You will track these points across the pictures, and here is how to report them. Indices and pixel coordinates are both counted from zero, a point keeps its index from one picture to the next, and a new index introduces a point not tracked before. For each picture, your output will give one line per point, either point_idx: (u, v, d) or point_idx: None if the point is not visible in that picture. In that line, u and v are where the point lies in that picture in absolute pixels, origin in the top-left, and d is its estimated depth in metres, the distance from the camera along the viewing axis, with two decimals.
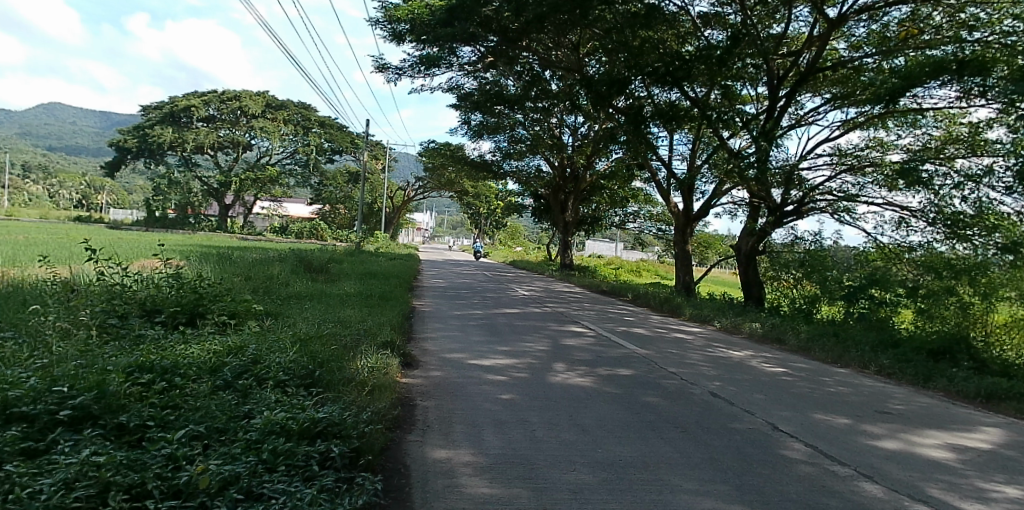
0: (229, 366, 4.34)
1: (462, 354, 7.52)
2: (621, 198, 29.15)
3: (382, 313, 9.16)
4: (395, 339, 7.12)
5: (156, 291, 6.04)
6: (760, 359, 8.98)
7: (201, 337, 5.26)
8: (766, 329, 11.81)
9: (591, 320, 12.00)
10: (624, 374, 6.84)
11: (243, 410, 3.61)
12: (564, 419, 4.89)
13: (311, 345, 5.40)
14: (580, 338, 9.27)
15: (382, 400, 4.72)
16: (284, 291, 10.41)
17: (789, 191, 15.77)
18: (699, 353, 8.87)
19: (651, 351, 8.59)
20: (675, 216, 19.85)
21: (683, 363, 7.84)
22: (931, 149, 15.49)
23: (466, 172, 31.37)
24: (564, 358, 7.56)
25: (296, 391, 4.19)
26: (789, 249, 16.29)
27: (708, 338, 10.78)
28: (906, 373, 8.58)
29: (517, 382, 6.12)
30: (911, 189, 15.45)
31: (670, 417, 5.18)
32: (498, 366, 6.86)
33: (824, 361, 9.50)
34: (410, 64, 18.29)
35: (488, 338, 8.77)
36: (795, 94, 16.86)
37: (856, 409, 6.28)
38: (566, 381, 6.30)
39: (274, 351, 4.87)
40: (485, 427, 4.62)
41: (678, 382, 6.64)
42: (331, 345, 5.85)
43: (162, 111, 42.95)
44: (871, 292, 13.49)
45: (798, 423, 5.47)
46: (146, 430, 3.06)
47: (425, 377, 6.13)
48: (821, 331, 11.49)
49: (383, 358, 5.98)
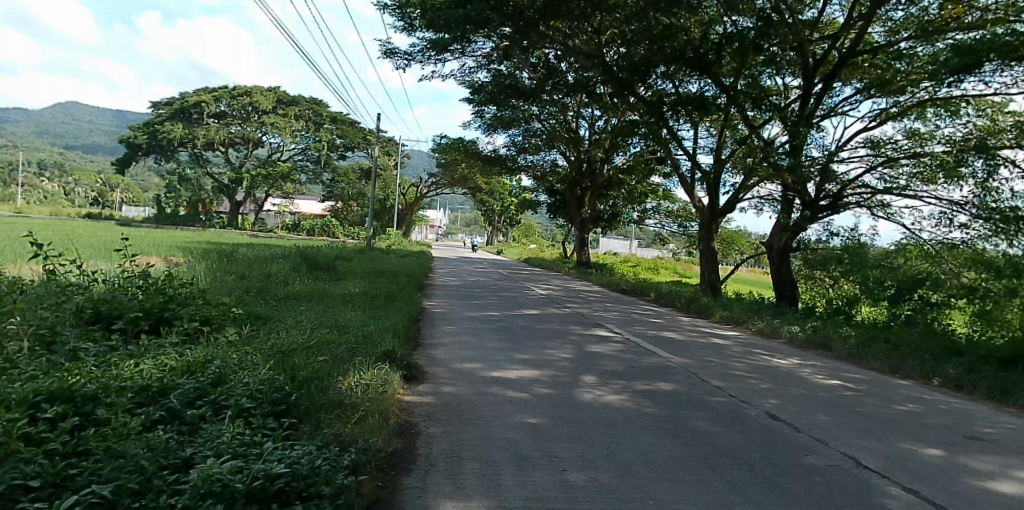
0: (180, 389, 3.44)
1: (475, 364, 6.56)
2: (639, 194, 28.15)
3: (387, 317, 8.24)
4: (397, 348, 6.16)
5: (116, 295, 5.12)
6: (811, 369, 7.95)
7: (159, 349, 4.37)
8: (808, 333, 10.76)
9: (616, 323, 11.03)
10: (664, 390, 5.86)
11: (183, 455, 2.72)
12: (600, 455, 3.94)
13: (294, 359, 4.49)
14: (609, 344, 8.29)
15: (374, 432, 3.78)
16: (280, 291, 9.51)
17: (824, 184, 14.68)
18: (743, 362, 7.84)
19: (689, 360, 7.59)
20: (699, 211, 18.77)
21: (728, 375, 6.84)
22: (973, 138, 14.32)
23: (479, 167, 30.40)
24: (593, 369, 6.60)
25: (261, 425, 3.28)
26: (824, 245, 15.11)
27: (748, 343, 9.74)
28: (979, 386, 7.51)
29: (541, 400, 5.17)
30: (954, 182, 14.35)
31: (731, 452, 4.22)
32: (518, 380, 5.89)
33: (881, 372, 8.46)
34: (420, 52, 17.35)
35: (505, 344, 7.83)
36: (830, 85, 15.72)
37: (943, 436, 5.27)
38: (599, 399, 5.33)
39: (244, 367, 3.96)
40: (504, 466, 3.67)
41: (729, 401, 5.65)
42: (318, 357, 4.91)
43: (173, 107, 42.40)
44: (920, 292, 12.45)
45: (883, 456, 4.48)
46: (26, 497, 2.22)
47: (433, 394, 5.20)
48: (870, 335, 10.42)
49: (383, 373, 5.04)
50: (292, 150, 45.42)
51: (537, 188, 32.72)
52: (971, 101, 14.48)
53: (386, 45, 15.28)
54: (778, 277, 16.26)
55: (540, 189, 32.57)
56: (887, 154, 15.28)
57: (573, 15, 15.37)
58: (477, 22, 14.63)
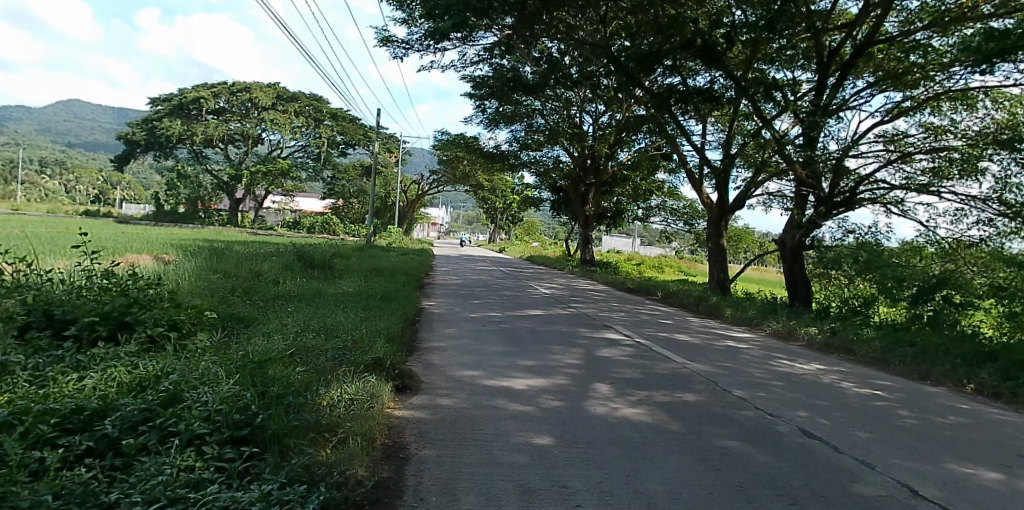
0: (122, 411, 2.90)
1: (475, 372, 5.98)
2: (643, 191, 27.61)
3: (382, 319, 7.67)
4: (390, 355, 5.60)
5: (71, 297, 4.57)
6: (838, 376, 7.36)
7: (111, 360, 3.83)
8: (828, 336, 10.15)
9: (625, 325, 10.49)
10: (685, 402, 5.30)
11: (104, 502, 2.21)
12: (618, 486, 3.38)
13: (268, 370, 3.95)
14: (619, 348, 7.75)
15: (355, 459, 3.22)
16: (269, 291, 9.00)
17: (838, 180, 14.14)
18: (764, 369, 7.27)
19: (707, 367, 7.01)
20: (708, 207, 18.20)
21: (751, 385, 6.25)
22: (990, 133, 13.71)
23: (481, 163, 29.91)
24: (604, 377, 6.04)
25: (215, 456, 2.73)
26: (838, 243, 14.48)
27: (766, 347, 9.14)
28: (1019, 394, 6.93)
29: (548, 415, 4.63)
30: (970, 178, 13.75)
31: (768, 480, 3.66)
32: (522, 391, 5.31)
33: (911, 378, 7.88)
34: (419, 43, 16.76)
35: (507, 349, 7.26)
36: (845, 76, 15.04)
37: (999, 455, 4.71)
38: (612, 412, 4.79)
39: (204, 382, 3.42)
40: (507, 501, 3.11)
41: (757, 414, 5.10)
42: (296, 369, 4.35)
43: (171, 103, 41.88)
44: (944, 292, 11.81)
45: (940, 483, 3.91)
46: None
47: (429, 408, 4.64)
48: (893, 338, 9.85)
49: (371, 385, 4.49)
50: (291, 147, 44.96)
51: (539, 184, 32.09)
52: (989, 94, 13.87)
53: (384, 33, 14.65)
54: (791, 277, 15.55)
55: (544, 186, 31.92)
56: (903, 149, 14.64)
57: (578, 4, 14.77)
58: (477, 9, 13.96)
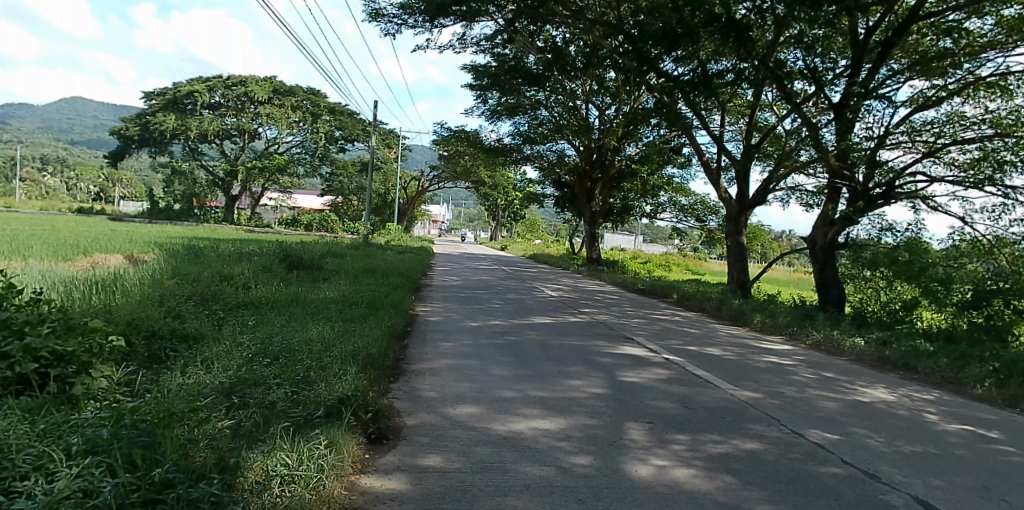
0: None
1: (473, 408, 4.70)
2: (652, 186, 26.31)
3: (361, 334, 6.36)
4: (364, 389, 4.30)
5: None
6: (915, 405, 6.02)
7: None
8: (880, 350, 8.80)
9: (647, 334, 9.22)
10: (747, 454, 4.02)
11: None
12: None
13: (166, 434, 2.68)
14: (647, 368, 6.46)
15: None
16: (233, 297, 7.71)
17: (872, 174, 12.78)
18: (827, 396, 5.96)
19: (759, 394, 5.73)
20: (726, 201, 16.83)
21: (821, 422, 4.95)
22: None
23: (482, 158, 28.57)
24: (637, 414, 4.75)
25: None
26: (874, 243, 13.09)
27: (815, 364, 7.80)
28: None
29: (569, 483, 3.35)
30: (1010, 171, 12.34)
31: None
32: (535, 440, 4.02)
33: (996, 405, 6.53)
34: (413, 24, 15.40)
35: (515, 372, 5.98)
36: (879, 62, 13.60)
37: None
38: (655, 478, 3.50)
39: (31, 478, 2.13)
40: None
41: (848, 473, 3.83)
42: (217, 427, 3.08)
43: (165, 97, 40.73)
44: (1011, 301, 10.40)
45: None
46: None
47: (408, 473, 3.36)
48: (956, 352, 8.50)
49: (324, 447, 3.21)
50: (288, 142, 43.68)
51: (543, 180, 30.78)
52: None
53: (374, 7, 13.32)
54: (820, 278, 14.26)
55: (547, 181, 30.59)
56: (934, 139, 13.24)
57: None
58: None
